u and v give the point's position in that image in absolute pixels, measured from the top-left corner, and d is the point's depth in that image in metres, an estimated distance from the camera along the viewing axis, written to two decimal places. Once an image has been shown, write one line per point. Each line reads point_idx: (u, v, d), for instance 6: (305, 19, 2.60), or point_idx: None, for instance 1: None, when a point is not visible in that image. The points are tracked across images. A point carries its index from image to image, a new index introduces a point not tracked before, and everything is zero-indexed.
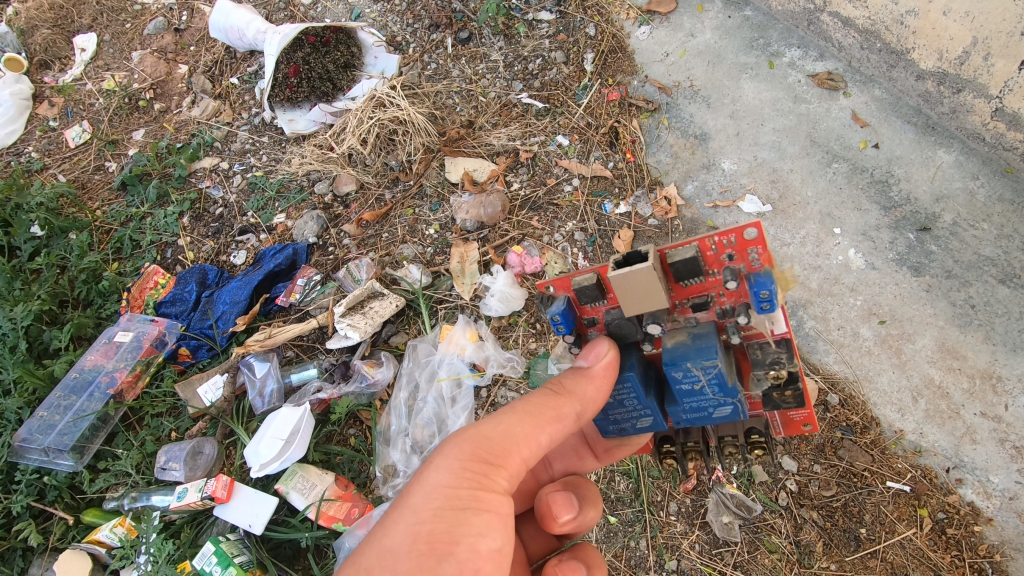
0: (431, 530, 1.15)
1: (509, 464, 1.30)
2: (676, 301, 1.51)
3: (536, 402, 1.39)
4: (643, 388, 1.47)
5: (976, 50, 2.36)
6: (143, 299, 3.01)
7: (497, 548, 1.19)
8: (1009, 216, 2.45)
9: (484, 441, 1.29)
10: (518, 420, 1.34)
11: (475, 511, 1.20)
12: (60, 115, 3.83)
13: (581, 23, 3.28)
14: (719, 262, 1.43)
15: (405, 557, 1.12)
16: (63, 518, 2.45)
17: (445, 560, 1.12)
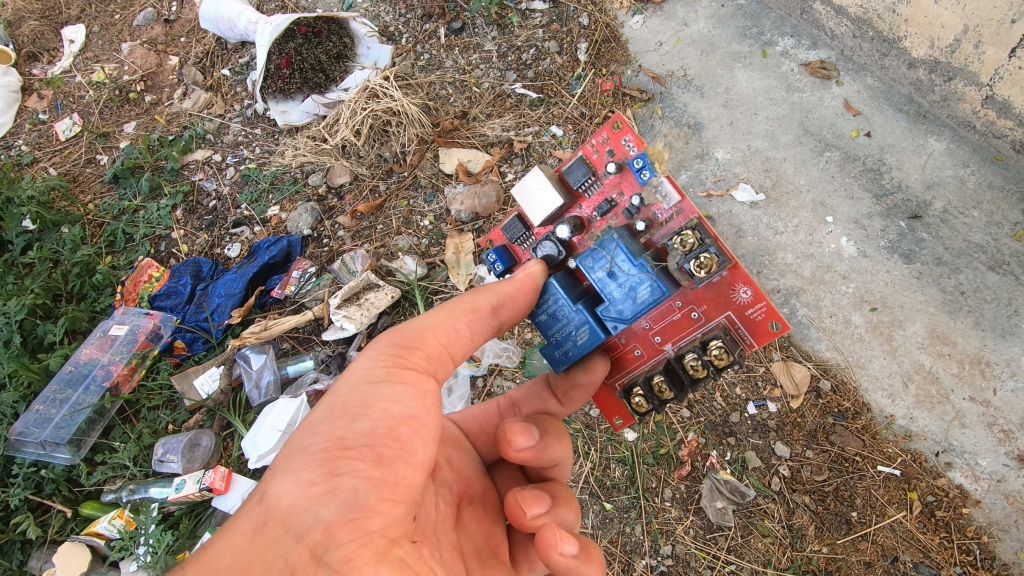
0: (345, 400, 1.21)
1: (427, 347, 1.37)
2: (588, 214, 1.76)
3: (455, 302, 1.51)
4: (567, 292, 1.64)
5: (967, 38, 2.36)
6: (138, 293, 3.00)
7: (413, 414, 1.22)
8: (999, 203, 2.47)
9: (401, 330, 1.38)
10: (434, 314, 1.45)
11: (388, 382, 1.24)
12: (50, 107, 3.80)
13: (575, 12, 3.27)
14: (604, 161, 1.71)
15: (321, 422, 1.19)
16: (61, 511, 2.46)
17: (357, 419, 1.17)
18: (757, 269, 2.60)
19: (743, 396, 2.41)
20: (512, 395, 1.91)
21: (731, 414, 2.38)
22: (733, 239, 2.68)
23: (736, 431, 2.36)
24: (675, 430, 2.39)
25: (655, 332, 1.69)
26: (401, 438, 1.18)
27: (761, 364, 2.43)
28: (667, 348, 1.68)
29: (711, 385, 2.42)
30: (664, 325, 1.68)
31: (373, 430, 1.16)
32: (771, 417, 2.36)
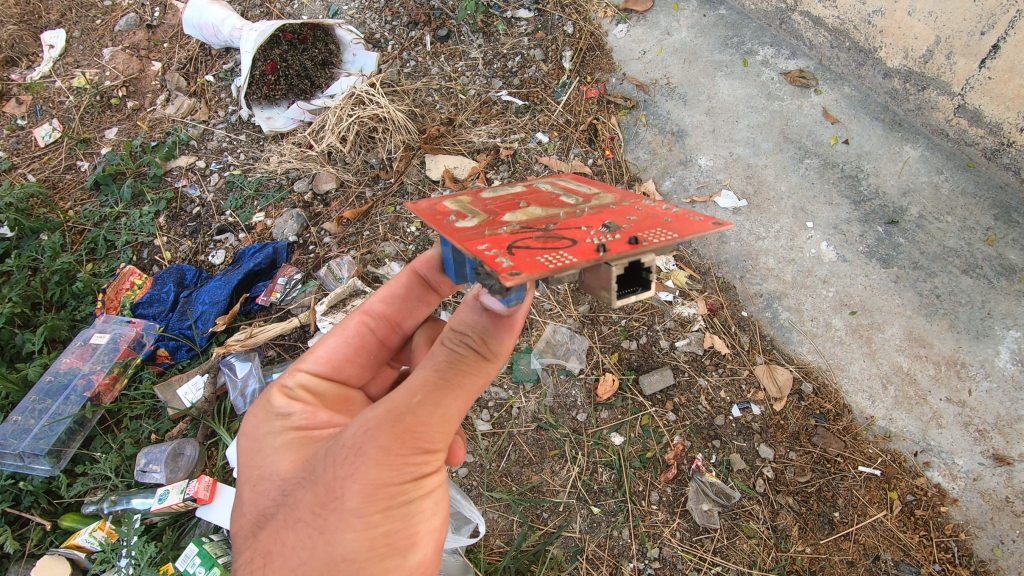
0: (387, 534, 1.18)
1: (446, 440, 1.27)
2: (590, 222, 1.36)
3: (460, 363, 1.29)
4: None
5: (939, 49, 2.44)
6: (120, 300, 2.95)
7: (445, 513, 1.31)
8: (972, 208, 2.55)
9: (419, 430, 1.20)
10: (455, 399, 1.27)
11: (419, 499, 1.23)
12: (28, 113, 3.74)
13: (559, 21, 3.32)
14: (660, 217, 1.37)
15: (363, 563, 1.17)
16: (40, 524, 2.42)
17: (408, 554, 1.22)
18: (740, 274, 2.65)
19: (727, 399, 2.45)
20: (378, 310, 1.72)
21: (716, 417, 2.42)
22: (716, 244, 2.72)
23: (721, 434, 2.39)
24: (662, 433, 2.42)
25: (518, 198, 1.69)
26: (440, 543, 1.31)
27: (744, 367, 2.49)
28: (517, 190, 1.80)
29: (696, 389, 2.48)
30: (535, 200, 1.65)
31: (423, 558, 1.26)
32: (755, 419, 2.40)
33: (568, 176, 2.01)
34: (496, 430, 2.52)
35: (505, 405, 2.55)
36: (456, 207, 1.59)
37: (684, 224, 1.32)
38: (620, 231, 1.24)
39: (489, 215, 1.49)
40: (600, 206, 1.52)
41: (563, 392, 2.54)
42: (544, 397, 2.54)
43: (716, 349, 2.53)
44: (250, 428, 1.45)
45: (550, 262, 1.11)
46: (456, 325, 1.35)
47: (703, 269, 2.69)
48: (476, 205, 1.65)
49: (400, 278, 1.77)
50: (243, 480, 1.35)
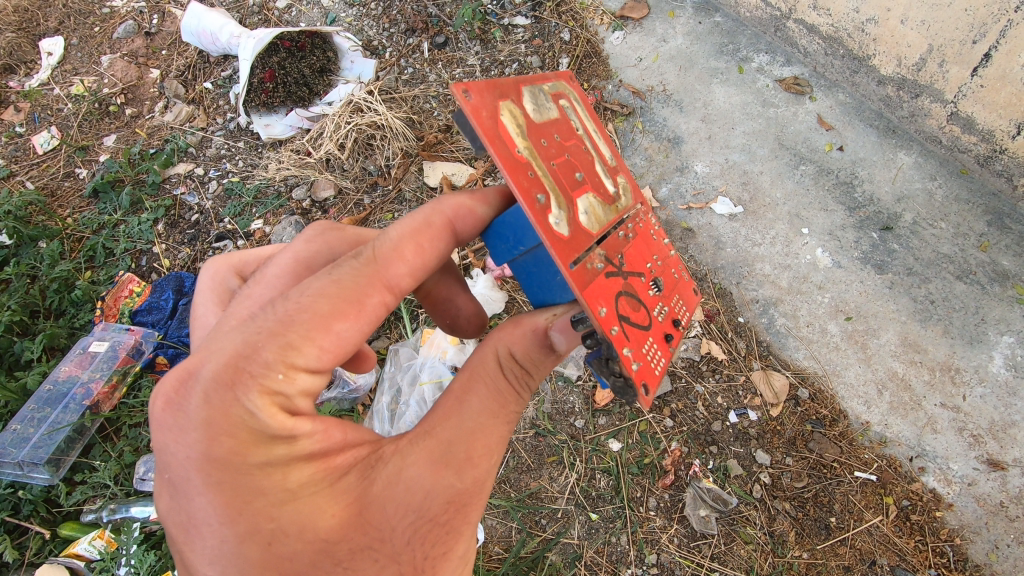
0: None
1: None
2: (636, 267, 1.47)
3: (518, 407, 1.28)
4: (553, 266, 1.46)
5: (932, 57, 2.47)
6: (118, 308, 2.97)
7: None
8: (965, 214, 2.57)
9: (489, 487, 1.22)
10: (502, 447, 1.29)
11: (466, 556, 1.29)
12: (27, 120, 3.74)
13: (556, 28, 3.34)
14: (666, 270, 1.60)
15: None
16: (39, 532, 2.41)
17: None
18: (737, 280, 2.66)
19: (724, 404, 2.47)
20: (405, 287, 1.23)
21: (713, 423, 2.44)
22: (713, 250, 2.73)
23: (718, 439, 2.41)
24: (659, 440, 2.44)
25: (562, 142, 1.40)
26: None
27: (741, 373, 2.50)
28: (556, 109, 1.45)
29: (693, 395, 2.49)
30: (583, 165, 1.42)
31: None
32: (752, 425, 2.42)
33: (572, 79, 1.60)
34: None
35: None
36: (526, 149, 1.25)
37: (686, 288, 1.63)
38: (666, 304, 1.50)
39: (568, 205, 1.30)
40: (634, 217, 1.54)
41: (562, 399, 2.55)
42: (542, 403, 2.56)
43: (713, 355, 2.55)
44: (229, 452, 1.04)
45: (653, 358, 1.35)
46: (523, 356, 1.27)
47: (699, 275, 2.70)
48: (534, 137, 1.31)
49: (428, 230, 1.28)
50: (239, 540, 1.02)
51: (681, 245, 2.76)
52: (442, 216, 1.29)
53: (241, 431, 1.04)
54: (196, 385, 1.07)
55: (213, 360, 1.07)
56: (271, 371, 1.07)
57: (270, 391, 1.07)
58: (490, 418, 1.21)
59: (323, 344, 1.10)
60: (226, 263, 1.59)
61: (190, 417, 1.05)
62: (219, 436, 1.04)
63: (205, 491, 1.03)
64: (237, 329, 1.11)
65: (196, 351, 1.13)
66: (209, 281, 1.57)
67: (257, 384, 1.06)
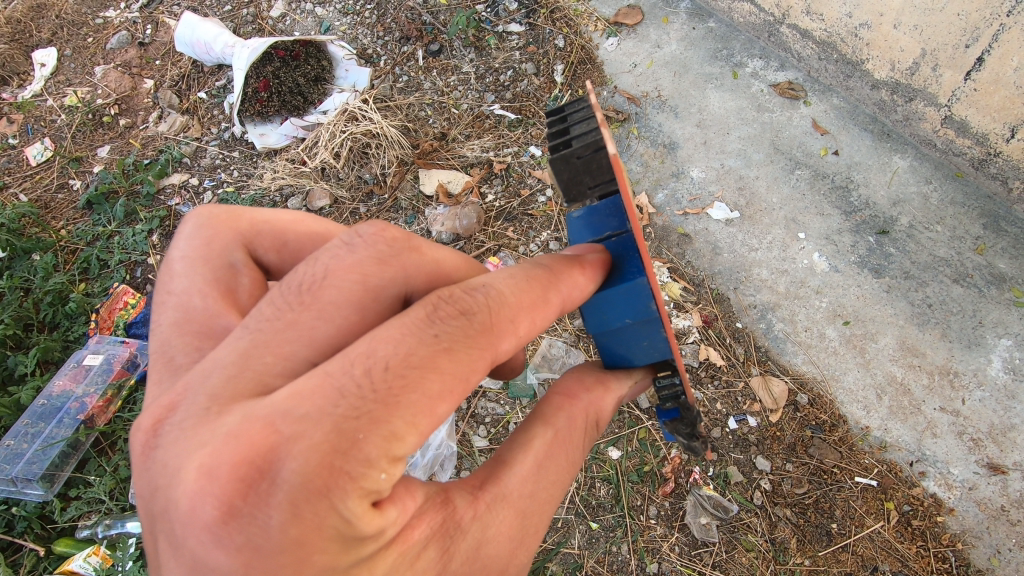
0: None
1: None
2: None
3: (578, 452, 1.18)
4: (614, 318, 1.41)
5: (925, 62, 2.48)
6: (113, 320, 2.93)
7: None
8: (961, 218, 2.58)
9: None
10: None
11: None
12: (20, 132, 3.73)
13: (550, 35, 3.35)
14: None
15: None
16: (33, 550, 2.38)
17: None
18: (734, 286, 2.65)
19: (723, 410, 2.46)
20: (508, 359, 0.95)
21: (712, 429, 2.43)
22: (710, 255, 2.73)
23: (718, 446, 2.40)
24: (659, 447, 2.42)
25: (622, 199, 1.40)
26: None
27: (740, 379, 2.50)
28: None
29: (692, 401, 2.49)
30: None
31: None
32: (751, 431, 2.41)
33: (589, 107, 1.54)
34: (494, 446, 2.53)
35: (502, 421, 2.55)
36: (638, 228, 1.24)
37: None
38: None
39: None
40: None
41: None
42: None
43: (711, 361, 2.54)
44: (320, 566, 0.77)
45: None
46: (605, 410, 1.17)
47: (697, 280, 2.69)
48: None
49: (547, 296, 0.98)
50: None
51: (679, 251, 2.76)
52: (561, 295, 1.00)
53: (334, 542, 0.77)
54: (273, 489, 0.75)
55: (298, 459, 0.74)
56: (374, 474, 0.78)
57: (367, 490, 0.79)
58: (562, 480, 1.10)
59: (426, 432, 0.81)
60: (230, 226, 1.09)
61: (266, 531, 0.75)
62: (309, 555, 0.75)
63: None
64: (319, 408, 0.76)
65: (245, 428, 0.76)
66: (201, 247, 1.07)
67: (355, 486, 0.77)
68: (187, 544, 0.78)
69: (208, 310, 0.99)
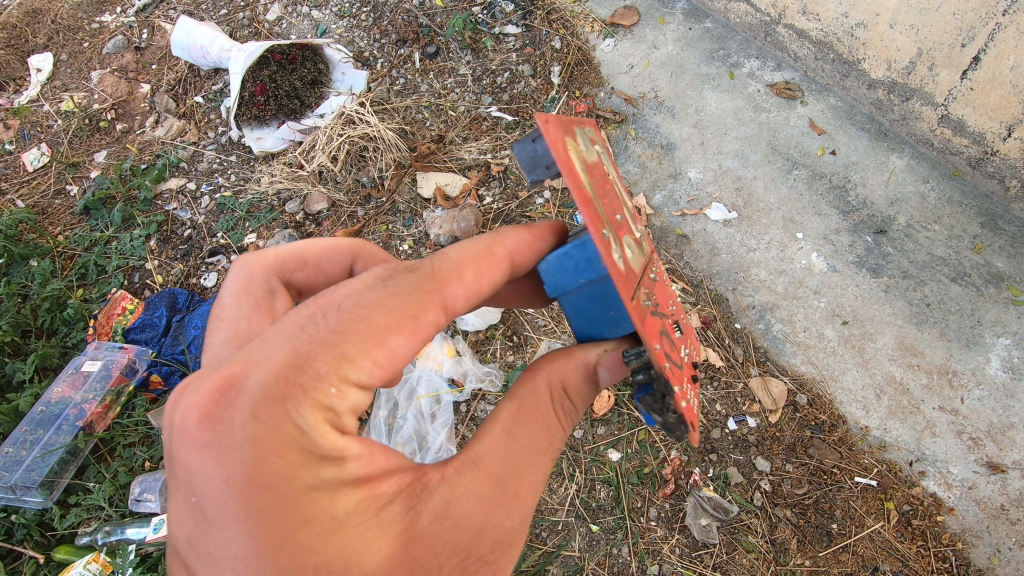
0: None
1: None
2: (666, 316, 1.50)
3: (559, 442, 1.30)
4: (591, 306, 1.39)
5: (921, 61, 2.48)
6: (111, 326, 2.93)
7: None
8: (958, 217, 2.58)
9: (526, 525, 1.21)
10: None
11: None
12: (17, 138, 3.72)
13: (547, 36, 3.34)
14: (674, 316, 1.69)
15: None
16: (33, 557, 2.37)
17: None
18: (732, 287, 2.65)
19: (723, 411, 2.46)
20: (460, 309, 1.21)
21: (712, 430, 2.43)
22: (708, 256, 2.73)
23: (717, 447, 2.40)
24: (659, 448, 2.42)
25: (605, 182, 1.34)
26: None
27: (739, 380, 2.50)
28: (595, 143, 1.42)
29: None
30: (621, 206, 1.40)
31: None
32: (751, 432, 2.41)
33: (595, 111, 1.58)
34: None
35: None
36: (591, 188, 1.19)
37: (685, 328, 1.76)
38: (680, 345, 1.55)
39: (624, 244, 1.25)
40: (651, 261, 1.58)
41: None
42: None
43: (711, 362, 2.54)
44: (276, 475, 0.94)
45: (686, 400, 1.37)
46: (575, 395, 1.30)
47: (696, 281, 2.69)
48: (591, 175, 1.26)
49: (489, 257, 1.26)
50: None
51: (677, 252, 2.76)
52: (503, 247, 1.28)
53: (291, 450, 0.96)
54: (241, 398, 0.97)
55: (261, 371, 0.98)
56: (325, 386, 1.01)
57: (322, 406, 1.00)
58: (538, 454, 1.23)
59: (377, 358, 1.06)
60: (261, 263, 1.36)
61: (234, 434, 0.95)
62: (266, 455, 0.94)
63: (243, 519, 0.92)
64: (287, 342, 1.03)
65: (233, 360, 1.02)
66: (242, 284, 1.32)
67: (310, 399, 0.99)
68: (180, 462, 0.96)
69: (253, 329, 1.25)
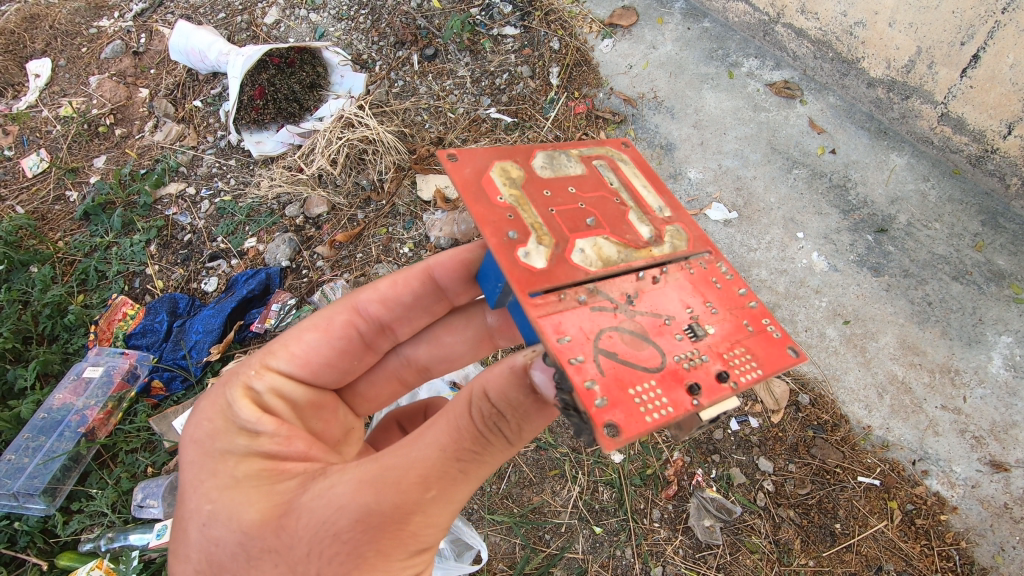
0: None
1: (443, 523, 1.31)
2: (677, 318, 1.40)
3: (483, 447, 1.27)
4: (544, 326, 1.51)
5: (920, 59, 2.47)
6: (112, 331, 2.93)
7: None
8: (959, 215, 2.58)
9: (426, 518, 1.23)
10: (467, 487, 1.30)
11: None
12: (15, 143, 3.72)
13: (546, 37, 3.34)
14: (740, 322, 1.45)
15: None
16: (36, 564, 2.35)
17: None
18: None
19: (725, 412, 2.47)
20: (373, 311, 1.80)
21: (714, 431, 2.44)
22: None
23: (720, 448, 2.41)
24: (661, 450, 2.44)
25: (577, 194, 1.56)
26: None
27: None
28: (584, 165, 1.65)
29: None
30: (606, 216, 1.54)
31: None
32: (753, 433, 2.42)
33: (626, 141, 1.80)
34: None
35: None
36: (512, 198, 1.46)
37: (772, 342, 1.44)
38: (703, 351, 1.36)
39: (561, 245, 1.42)
40: (677, 263, 1.52)
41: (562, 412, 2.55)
42: None
43: None
44: (205, 435, 1.44)
45: (645, 404, 1.22)
46: (496, 397, 1.28)
47: None
48: (530, 189, 1.51)
49: (407, 275, 1.84)
50: (193, 508, 1.33)
51: None
52: (420, 266, 1.83)
53: (220, 418, 1.47)
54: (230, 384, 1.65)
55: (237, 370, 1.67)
56: (250, 370, 1.61)
57: (246, 387, 1.54)
58: (440, 449, 1.25)
59: (293, 351, 1.69)
60: None
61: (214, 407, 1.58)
62: (204, 421, 1.47)
63: (190, 467, 1.41)
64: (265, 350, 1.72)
65: None
66: None
67: (238, 382, 1.56)
68: None
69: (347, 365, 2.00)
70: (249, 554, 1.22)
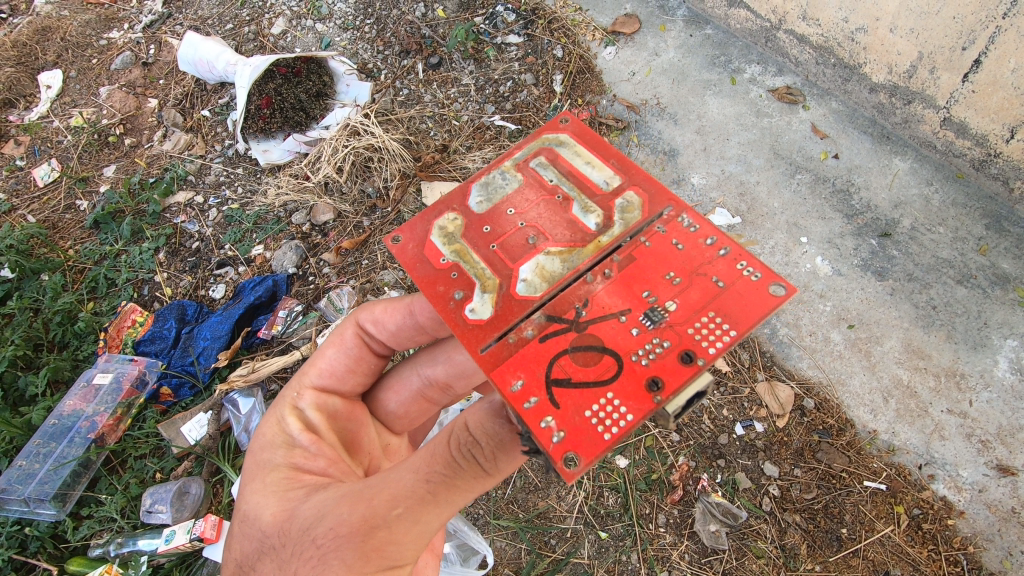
0: None
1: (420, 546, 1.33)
2: (635, 311, 1.42)
3: (451, 472, 1.32)
4: None
5: (922, 64, 2.49)
6: (122, 338, 2.95)
7: None
8: (963, 219, 2.58)
9: (396, 535, 1.27)
10: (440, 512, 1.32)
11: None
12: (28, 153, 3.77)
13: (549, 45, 3.37)
14: (708, 284, 1.42)
15: None
16: (46, 569, 2.40)
17: None
18: None
19: (730, 417, 2.47)
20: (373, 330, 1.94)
21: (719, 436, 2.44)
22: None
23: (726, 452, 2.41)
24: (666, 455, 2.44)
25: (518, 216, 1.63)
26: None
27: (746, 385, 2.51)
28: (520, 178, 1.70)
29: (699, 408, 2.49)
30: (549, 227, 1.59)
31: None
32: (758, 437, 2.42)
33: (562, 123, 1.77)
34: None
35: None
36: (452, 254, 1.60)
37: (736, 299, 1.39)
38: (663, 338, 1.37)
39: (506, 284, 1.53)
40: (634, 245, 1.51)
41: None
42: None
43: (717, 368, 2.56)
44: (258, 446, 1.71)
45: (602, 421, 1.30)
46: (474, 426, 1.36)
47: None
48: (472, 233, 1.63)
49: (397, 304, 1.91)
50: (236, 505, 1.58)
51: None
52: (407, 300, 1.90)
53: (271, 429, 1.74)
54: None
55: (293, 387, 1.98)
56: (294, 392, 1.86)
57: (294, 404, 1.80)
58: (415, 469, 1.33)
59: (321, 368, 1.91)
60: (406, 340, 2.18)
61: None
62: (264, 431, 1.75)
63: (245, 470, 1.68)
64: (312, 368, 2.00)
65: None
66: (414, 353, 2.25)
67: (286, 401, 1.83)
68: None
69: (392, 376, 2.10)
70: (261, 550, 1.38)
